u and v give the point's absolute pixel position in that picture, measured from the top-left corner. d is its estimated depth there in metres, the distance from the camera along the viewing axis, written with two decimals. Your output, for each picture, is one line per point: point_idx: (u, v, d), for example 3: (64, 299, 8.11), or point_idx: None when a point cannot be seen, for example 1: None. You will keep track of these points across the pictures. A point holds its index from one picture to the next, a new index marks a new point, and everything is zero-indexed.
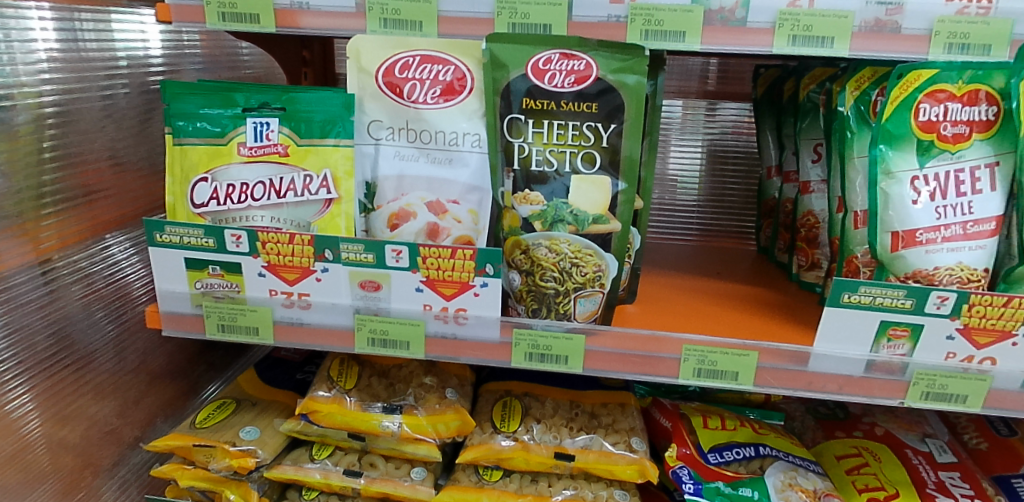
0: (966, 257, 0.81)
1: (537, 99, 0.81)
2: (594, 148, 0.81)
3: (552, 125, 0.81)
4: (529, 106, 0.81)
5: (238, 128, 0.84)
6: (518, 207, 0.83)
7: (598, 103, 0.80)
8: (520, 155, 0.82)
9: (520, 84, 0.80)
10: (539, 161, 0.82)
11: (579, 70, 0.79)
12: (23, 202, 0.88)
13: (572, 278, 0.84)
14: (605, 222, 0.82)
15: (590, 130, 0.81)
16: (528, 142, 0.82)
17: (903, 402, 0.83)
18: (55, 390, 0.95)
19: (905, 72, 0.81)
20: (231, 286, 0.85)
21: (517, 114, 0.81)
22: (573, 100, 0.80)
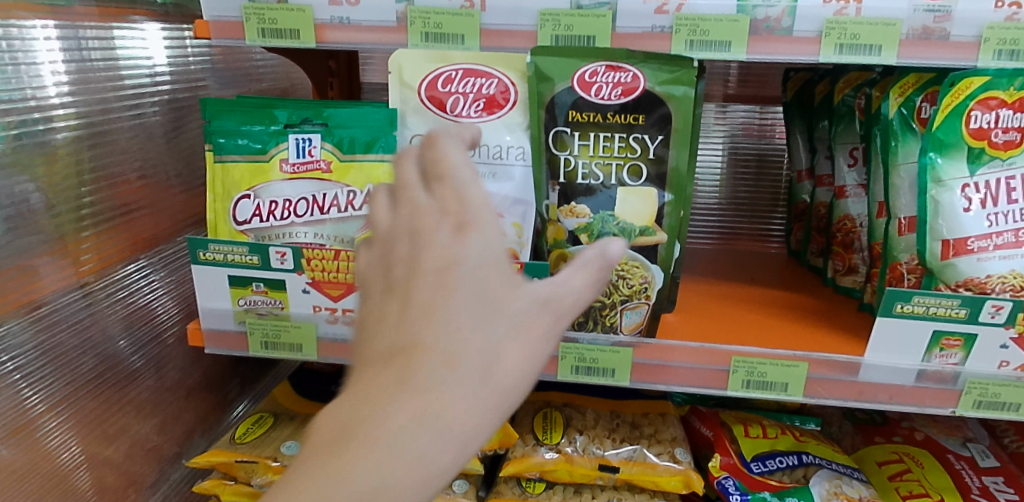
0: (1017, 264, 0.80)
1: (583, 112, 0.82)
2: (640, 159, 0.82)
3: (598, 137, 0.83)
4: (575, 119, 0.83)
5: (280, 145, 0.84)
6: (564, 220, 0.85)
7: (644, 115, 0.82)
8: (566, 169, 0.84)
9: (566, 97, 0.82)
10: (585, 174, 0.84)
11: (626, 82, 0.81)
12: (64, 225, 0.89)
13: (618, 290, 0.84)
14: (651, 234, 0.83)
15: (637, 142, 0.82)
16: (574, 154, 0.84)
17: (954, 411, 0.82)
18: (99, 410, 0.95)
19: (957, 80, 0.80)
20: (274, 302, 0.85)
21: (564, 127, 0.83)
22: (620, 112, 0.82)
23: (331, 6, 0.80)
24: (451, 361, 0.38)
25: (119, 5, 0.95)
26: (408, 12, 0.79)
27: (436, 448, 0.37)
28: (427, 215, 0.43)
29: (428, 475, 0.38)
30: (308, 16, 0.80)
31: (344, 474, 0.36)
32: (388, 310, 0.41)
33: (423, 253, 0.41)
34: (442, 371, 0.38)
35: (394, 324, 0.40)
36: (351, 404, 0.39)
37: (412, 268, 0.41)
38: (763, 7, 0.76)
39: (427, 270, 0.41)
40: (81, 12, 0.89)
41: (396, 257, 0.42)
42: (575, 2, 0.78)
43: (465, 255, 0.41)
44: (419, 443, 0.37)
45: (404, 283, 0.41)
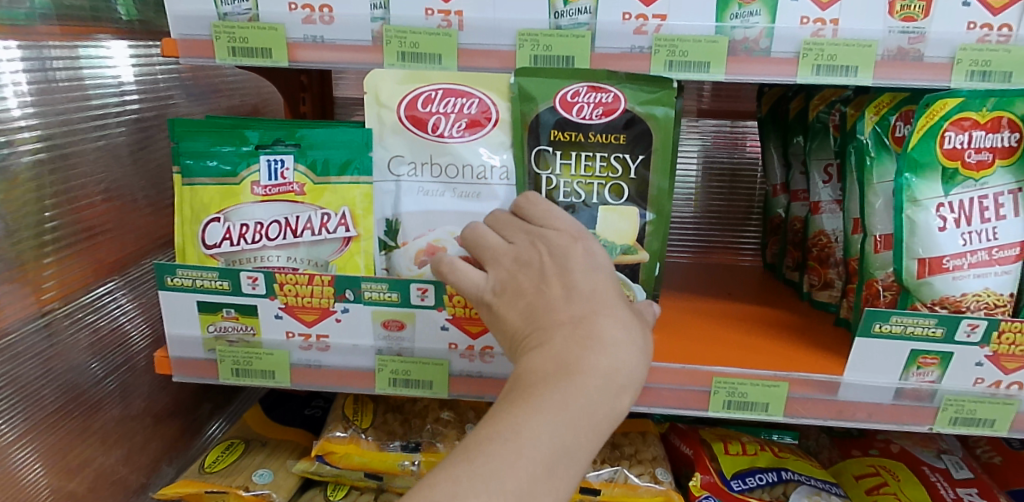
0: (991, 282, 0.82)
1: (566, 131, 0.82)
2: (622, 179, 0.83)
3: (580, 156, 0.83)
4: (557, 138, 0.83)
5: (251, 167, 0.82)
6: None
7: (625, 135, 0.82)
8: (548, 187, 0.84)
9: (548, 117, 0.82)
10: (567, 192, 0.83)
11: (608, 102, 0.81)
12: (25, 251, 0.85)
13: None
14: (633, 253, 0.83)
15: (618, 161, 0.83)
16: (556, 174, 0.83)
17: (932, 428, 0.82)
18: (62, 442, 0.92)
19: (932, 101, 0.80)
20: (246, 329, 0.82)
21: (546, 146, 0.83)
22: (601, 131, 0.82)
23: (305, 25, 0.78)
24: (626, 325, 0.56)
25: (84, 23, 0.92)
26: (384, 32, 0.77)
27: (625, 381, 0.54)
28: (561, 238, 0.63)
29: (619, 398, 0.53)
30: (281, 34, 0.78)
31: (575, 391, 0.51)
32: (554, 290, 0.58)
33: (571, 256, 0.60)
34: (616, 328, 0.56)
35: (567, 298, 0.57)
36: (555, 352, 0.54)
37: (565, 265, 0.59)
38: (741, 28, 0.76)
39: (577, 265, 0.59)
40: (43, 31, 0.85)
41: (542, 257, 0.61)
42: (553, 24, 0.77)
43: (597, 259, 0.61)
44: (614, 370, 0.53)
45: (564, 274, 0.59)
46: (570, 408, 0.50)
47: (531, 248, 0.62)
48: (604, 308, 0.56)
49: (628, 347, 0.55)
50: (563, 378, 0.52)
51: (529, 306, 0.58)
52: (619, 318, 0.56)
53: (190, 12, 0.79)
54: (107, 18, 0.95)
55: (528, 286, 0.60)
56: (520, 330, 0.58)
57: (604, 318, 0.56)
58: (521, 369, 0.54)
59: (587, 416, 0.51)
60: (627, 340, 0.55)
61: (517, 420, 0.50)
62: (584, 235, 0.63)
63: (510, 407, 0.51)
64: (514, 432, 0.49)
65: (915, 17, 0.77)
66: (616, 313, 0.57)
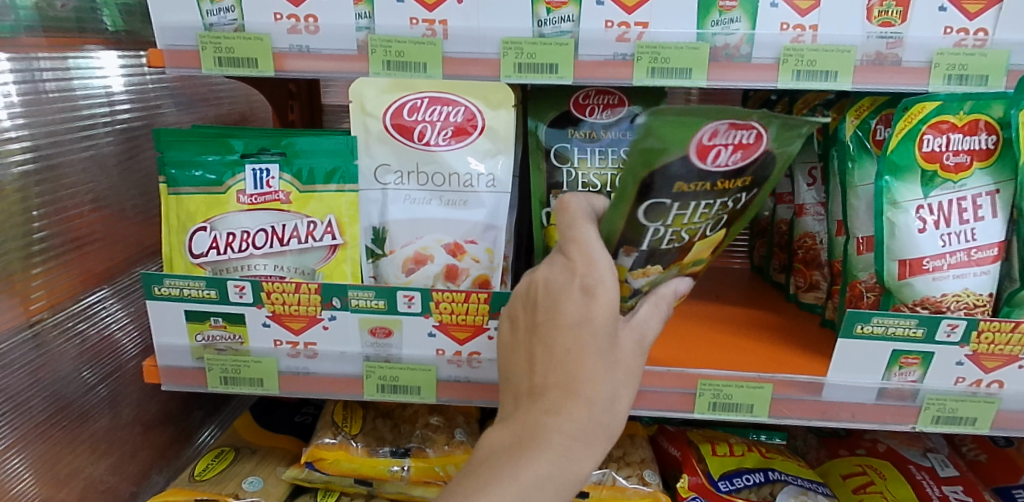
0: (971, 283, 0.83)
1: (694, 182, 0.72)
2: (722, 213, 0.77)
3: (696, 207, 0.74)
4: (682, 190, 0.72)
5: (237, 176, 0.83)
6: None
7: (751, 176, 0.74)
8: (651, 238, 0.76)
9: (678, 168, 0.71)
10: (669, 240, 0.76)
11: (746, 143, 0.72)
12: (12, 262, 0.86)
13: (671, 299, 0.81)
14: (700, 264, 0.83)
15: (732, 203, 0.76)
16: (665, 225, 0.75)
17: (915, 427, 0.83)
18: (50, 453, 0.93)
19: (910, 105, 0.82)
20: (233, 337, 0.82)
21: (665, 198, 0.73)
22: (731, 177, 0.73)
23: (291, 34, 0.79)
24: (601, 392, 0.55)
25: (70, 34, 0.92)
26: (369, 41, 0.78)
27: (587, 449, 0.55)
28: (563, 278, 0.59)
29: (577, 467, 0.55)
30: (267, 44, 0.78)
31: (526, 471, 0.53)
32: (537, 350, 0.57)
33: (563, 305, 0.57)
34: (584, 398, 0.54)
35: (545, 363, 0.56)
36: (520, 424, 0.55)
37: (555, 318, 0.57)
38: (721, 35, 0.77)
39: (565, 321, 0.56)
40: (29, 43, 0.86)
41: (540, 302, 0.59)
42: (536, 32, 0.79)
43: (597, 310, 0.56)
44: (570, 445, 0.54)
45: (549, 329, 0.57)
46: (519, 484, 0.53)
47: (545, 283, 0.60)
48: (581, 375, 0.54)
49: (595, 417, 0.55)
50: (517, 456, 0.54)
51: (517, 361, 0.59)
52: (594, 387, 0.55)
53: (176, 23, 0.79)
54: (92, 29, 0.95)
55: (521, 337, 0.60)
56: (507, 380, 0.61)
57: (578, 387, 0.54)
58: (495, 428, 0.58)
59: (539, 490, 0.53)
60: (595, 411, 0.55)
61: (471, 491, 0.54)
62: (591, 275, 0.58)
63: (473, 472, 0.56)
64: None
65: (892, 22, 0.79)
66: (593, 380, 0.55)
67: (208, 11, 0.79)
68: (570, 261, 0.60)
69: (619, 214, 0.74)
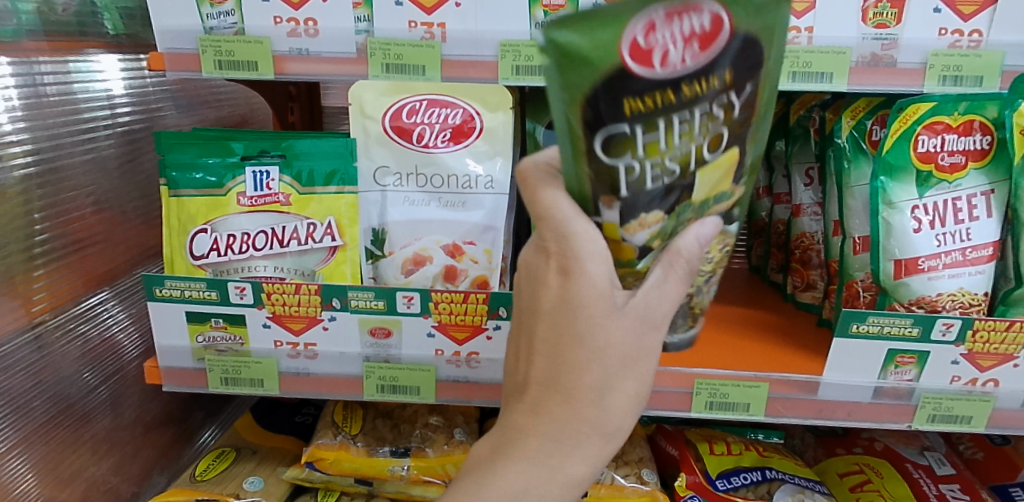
0: (966, 282, 0.84)
1: (648, 94, 0.46)
2: (725, 126, 0.50)
3: (673, 124, 0.48)
4: (636, 109, 0.47)
5: (238, 179, 0.83)
6: (632, 237, 0.54)
7: (733, 66, 0.47)
8: (628, 178, 0.50)
9: (618, 86, 0.46)
10: (655, 176, 0.50)
11: (703, 29, 0.45)
12: (14, 265, 0.86)
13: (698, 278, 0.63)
14: (727, 199, 0.56)
15: (723, 107, 0.48)
16: (638, 158, 0.49)
17: (910, 426, 0.84)
18: (53, 453, 0.93)
19: (905, 106, 0.83)
20: (234, 338, 0.83)
21: (620, 125, 0.47)
22: (695, 79, 0.46)
23: (291, 37, 0.80)
24: (590, 388, 0.48)
25: (71, 38, 0.93)
26: (368, 44, 0.79)
27: (580, 446, 0.50)
28: (540, 258, 0.50)
29: (572, 465, 0.50)
30: (267, 47, 0.79)
31: (514, 472, 0.50)
32: (524, 340, 0.52)
33: (542, 291, 0.50)
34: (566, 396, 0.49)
35: (530, 356, 0.51)
36: (509, 420, 0.52)
37: (535, 306, 0.50)
38: None
39: (545, 308, 0.49)
40: (31, 47, 0.87)
41: (524, 285, 0.52)
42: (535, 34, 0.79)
43: (575, 297, 0.47)
44: (558, 446, 0.49)
45: (531, 318, 0.51)
46: (509, 483, 0.50)
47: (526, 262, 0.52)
48: (565, 369, 0.48)
49: (586, 415, 0.49)
50: (505, 453, 0.51)
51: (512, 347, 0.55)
52: (582, 386, 0.48)
53: (176, 27, 0.80)
54: (93, 33, 0.96)
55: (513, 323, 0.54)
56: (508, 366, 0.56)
57: (563, 384, 0.49)
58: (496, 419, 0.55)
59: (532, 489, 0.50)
60: (583, 409, 0.49)
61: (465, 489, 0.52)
62: (568, 255, 0.48)
63: (472, 466, 0.54)
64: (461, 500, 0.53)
65: (887, 23, 0.80)
66: (578, 378, 0.48)
67: (209, 15, 0.80)
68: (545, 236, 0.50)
69: (570, 165, 0.51)
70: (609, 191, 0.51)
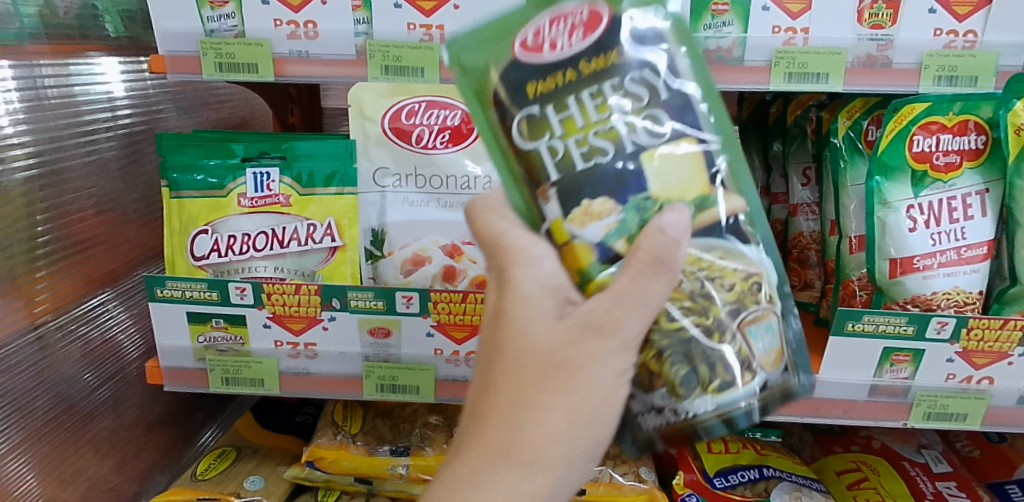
0: (961, 280, 0.84)
1: (548, 76, 0.50)
2: (653, 104, 0.50)
3: (584, 99, 0.50)
4: (541, 91, 0.50)
5: (238, 180, 0.84)
6: (582, 232, 0.50)
7: (627, 41, 0.50)
8: (555, 159, 0.50)
9: (516, 76, 0.50)
10: (584, 155, 0.50)
11: (580, 18, 0.50)
12: (17, 266, 0.87)
13: (716, 301, 0.51)
14: (721, 203, 0.51)
15: (636, 83, 0.50)
16: (557, 137, 0.50)
17: (906, 423, 0.85)
18: (55, 453, 0.94)
19: (900, 106, 0.84)
20: (235, 338, 0.84)
21: (531, 108, 0.50)
22: (593, 55, 0.50)
23: (290, 40, 0.80)
24: (512, 393, 0.46)
25: (72, 41, 0.93)
26: (367, 46, 0.79)
27: (513, 466, 0.45)
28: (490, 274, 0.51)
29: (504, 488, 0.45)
30: (267, 50, 0.80)
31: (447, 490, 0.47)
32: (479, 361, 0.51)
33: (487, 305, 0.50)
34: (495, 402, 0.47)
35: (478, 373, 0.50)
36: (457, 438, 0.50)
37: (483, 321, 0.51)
38: (714, 38, 0.79)
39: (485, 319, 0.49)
40: (33, 50, 0.87)
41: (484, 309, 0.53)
42: None
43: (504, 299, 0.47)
44: (486, 460, 0.46)
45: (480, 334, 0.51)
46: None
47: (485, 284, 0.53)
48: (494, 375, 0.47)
49: (508, 422, 0.46)
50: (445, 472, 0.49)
51: None
52: (505, 388, 0.46)
53: (177, 30, 0.81)
54: (95, 35, 0.96)
55: None
56: None
57: (488, 387, 0.47)
58: None
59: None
60: (503, 415, 0.46)
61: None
62: (500, 261, 0.49)
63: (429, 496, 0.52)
64: None
65: (883, 24, 0.80)
66: (500, 380, 0.47)
67: (209, 18, 0.80)
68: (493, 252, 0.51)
69: (501, 166, 0.52)
70: (541, 181, 0.50)
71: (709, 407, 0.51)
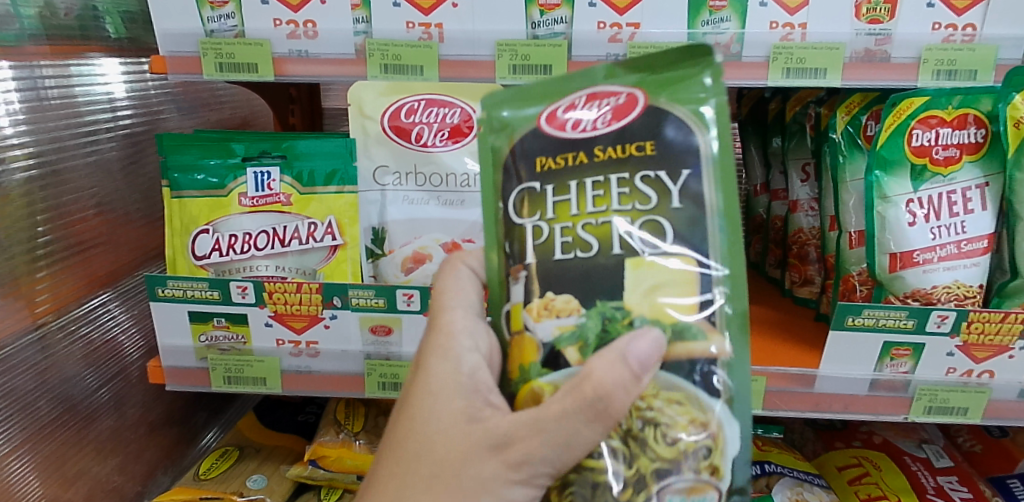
0: (961, 274, 0.84)
1: (558, 154, 0.52)
2: (659, 212, 0.50)
3: (583, 189, 0.51)
4: (546, 167, 0.52)
5: (239, 180, 0.85)
6: (535, 327, 0.51)
7: (658, 140, 0.50)
8: (536, 241, 0.52)
9: (530, 142, 0.53)
10: (564, 246, 0.51)
11: (616, 103, 0.52)
12: (16, 266, 0.87)
13: (649, 453, 0.48)
14: (703, 339, 0.48)
15: (647, 184, 0.50)
16: (545, 220, 0.52)
17: (907, 417, 0.85)
18: (57, 453, 0.95)
19: (899, 101, 0.85)
20: (236, 337, 0.84)
21: (532, 182, 0.52)
22: (612, 144, 0.51)
23: (290, 39, 0.81)
24: (401, 482, 0.50)
25: (73, 42, 0.94)
26: (367, 45, 0.80)
27: None
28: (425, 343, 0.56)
29: None
30: (267, 50, 0.80)
31: None
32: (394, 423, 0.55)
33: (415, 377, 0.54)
34: (399, 475, 0.50)
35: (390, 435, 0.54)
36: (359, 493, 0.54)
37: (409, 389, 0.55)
38: (712, 34, 0.79)
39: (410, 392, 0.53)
40: (33, 51, 0.88)
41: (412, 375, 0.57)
42: (531, 33, 0.80)
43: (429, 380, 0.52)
44: None
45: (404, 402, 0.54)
46: None
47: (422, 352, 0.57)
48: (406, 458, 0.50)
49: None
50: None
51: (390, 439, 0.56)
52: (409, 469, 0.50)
53: (177, 30, 0.81)
54: (95, 36, 0.97)
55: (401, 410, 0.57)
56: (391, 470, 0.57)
57: (387, 463, 0.52)
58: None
59: None
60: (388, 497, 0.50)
61: None
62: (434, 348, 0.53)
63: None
64: None
65: (881, 19, 0.80)
66: (398, 462, 0.51)
67: (210, 18, 0.81)
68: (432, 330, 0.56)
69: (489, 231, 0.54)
70: (517, 260, 0.52)
71: None
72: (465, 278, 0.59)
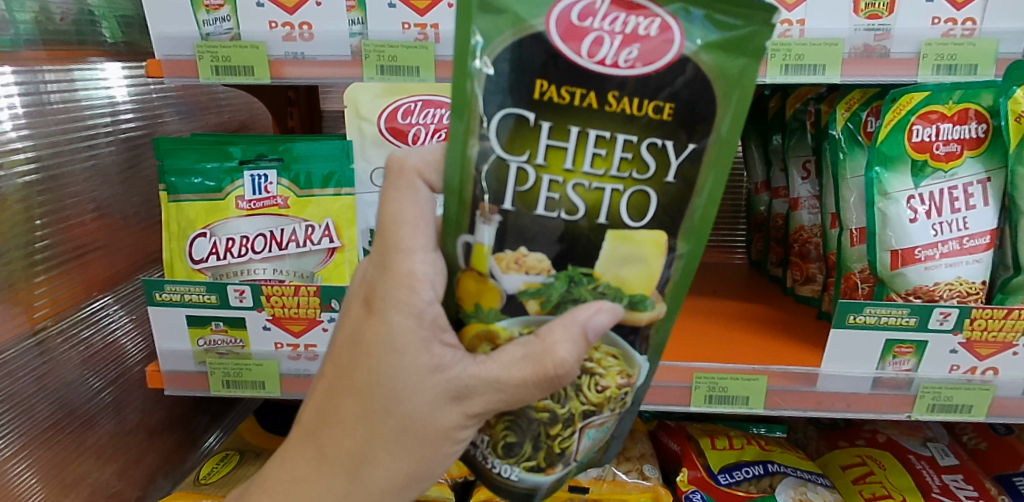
0: (964, 271, 0.83)
1: (567, 87, 0.45)
2: (652, 184, 0.46)
3: (585, 138, 0.46)
4: (546, 97, 0.45)
5: (236, 182, 0.84)
6: (502, 277, 0.48)
7: (680, 102, 0.45)
8: (518, 185, 0.46)
9: (530, 52, 0.45)
10: (549, 200, 0.47)
11: (648, 32, 0.45)
12: (15, 272, 0.87)
13: (580, 396, 0.50)
14: (650, 309, 0.49)
15: (652, 152, 0.46)
16: (534, 165, 0.46)
17: (911, 416, 0.84)
18: (57, 458, 0.94)
19: (898, 96, 0.83)
20: (234, 341, 0.84)
21: (528, 111, 0.45)
22: (629, 93, 0.45)
23: (286, 42, 0.81)
24: (366, 430, 0.48)
25: (70, 47, 0.94)
26: (364, 47, 0.79)
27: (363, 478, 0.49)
28: (376, 276, 0.47)
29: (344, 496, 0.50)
30: (262, 52, 0.80)
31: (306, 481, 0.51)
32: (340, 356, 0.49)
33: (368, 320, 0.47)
34: (364, 420, 0.48)
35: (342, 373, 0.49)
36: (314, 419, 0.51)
37: (360, 330, 0.47)
38: None
39: (365, 337, 0.47)
40: (30, 56, 0.88)
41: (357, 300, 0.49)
42: None
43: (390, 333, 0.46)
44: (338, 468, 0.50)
45: (354, 340, 0.48)
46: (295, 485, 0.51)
47: (369, 279, 0.48)
48: (372, 409, 0.47)
49: (354, 449, 0.49)
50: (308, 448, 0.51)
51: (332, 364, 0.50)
52: (373, 421, 0.48)
53: (174, 33, 0.81)
54: (92, 41, 0.97)
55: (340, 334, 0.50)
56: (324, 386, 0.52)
57: (341, 403, 0.49)
58: (304, 412, 0.53)
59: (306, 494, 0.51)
60: (354, 439, 0.48)
61: (266, 469, 0.55)
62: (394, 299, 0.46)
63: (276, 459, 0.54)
64: (260, 479, 0.55)
65: (879, 14, 0.79)
66: (360, 406, 0.48)
67: (205, 21, 0.81)
68: (384, 272, 0.46)
69: (457, 145, 0.46)
70: (486, 194, 0.46)
71: (513, 474, 0.51)
72: (420, 200, 0.47)
